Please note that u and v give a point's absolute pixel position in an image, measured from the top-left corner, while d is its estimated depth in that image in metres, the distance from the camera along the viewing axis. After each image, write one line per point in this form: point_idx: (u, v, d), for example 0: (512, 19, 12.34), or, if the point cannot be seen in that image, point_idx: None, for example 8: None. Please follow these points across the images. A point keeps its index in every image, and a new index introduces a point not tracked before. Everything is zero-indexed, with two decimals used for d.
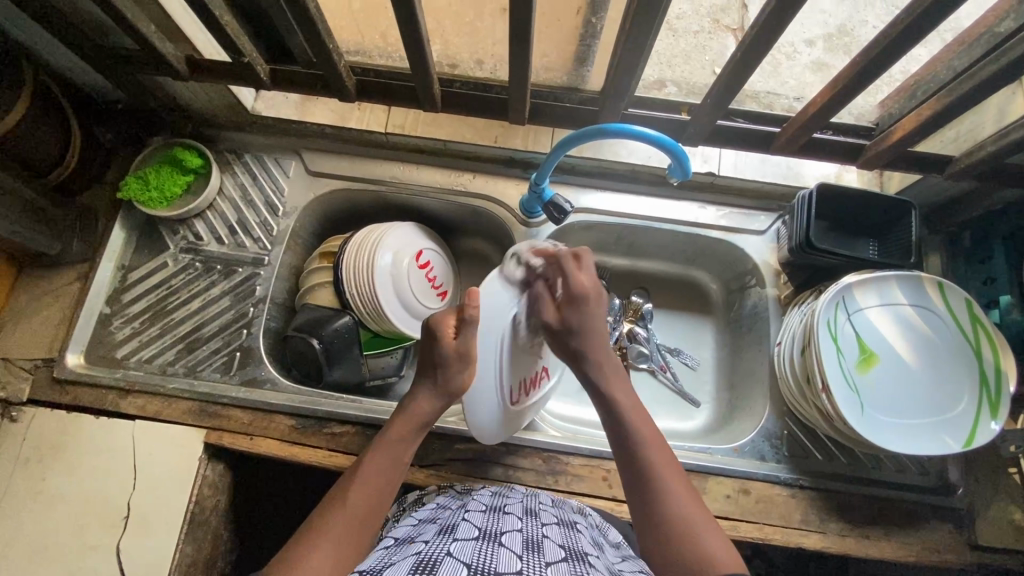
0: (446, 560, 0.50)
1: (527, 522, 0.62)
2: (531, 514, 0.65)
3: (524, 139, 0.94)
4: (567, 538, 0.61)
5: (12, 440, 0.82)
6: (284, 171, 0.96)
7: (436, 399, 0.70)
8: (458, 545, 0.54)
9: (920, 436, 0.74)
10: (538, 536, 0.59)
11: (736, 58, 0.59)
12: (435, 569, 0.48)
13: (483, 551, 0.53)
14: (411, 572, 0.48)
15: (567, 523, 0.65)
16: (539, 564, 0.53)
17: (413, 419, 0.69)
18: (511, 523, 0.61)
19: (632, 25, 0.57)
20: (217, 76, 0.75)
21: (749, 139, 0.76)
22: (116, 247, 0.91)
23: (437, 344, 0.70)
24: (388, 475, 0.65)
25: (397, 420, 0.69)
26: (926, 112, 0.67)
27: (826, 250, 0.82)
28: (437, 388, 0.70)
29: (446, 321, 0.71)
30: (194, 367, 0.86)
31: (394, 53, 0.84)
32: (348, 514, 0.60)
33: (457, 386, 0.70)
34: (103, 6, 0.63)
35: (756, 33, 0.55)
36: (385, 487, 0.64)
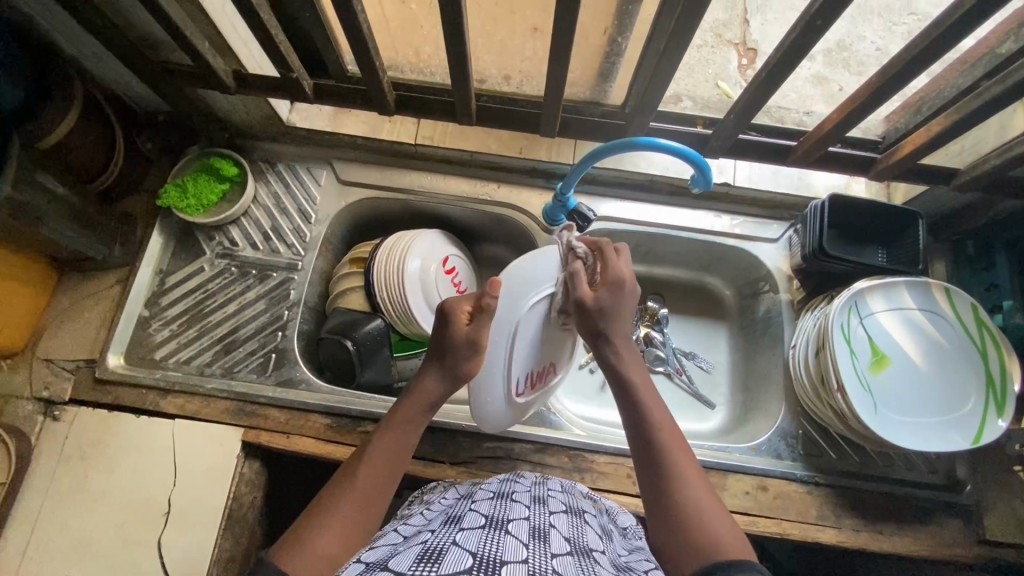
0: (451, 551, 0.52)
1: (535, 511, 0.64)
2: (540, 502, 0.67)
3: (547, 151, 0.98)
4: (574, 530, 0.63)
5: (55, 438, 0.84)
6: (317, 179, 1.00)
7: (443, 381, 0.74)
8: (464, 535, 0.56)
9: (930, 434, 0.78)
10: (544, 526, 0.60)
11: (761, 78, 0.64)
12: (440, 558, 0.51)
13: (488, 541, 0.55)
14: (417, 561, 0.51)
15: (576, 512, 0.68)
16: (544, 553, 0.54)
17: (422, 402, 0.74)
18: (519, 512, 0.63)
19: (666, 45, 0.62)
20: (261, 89, 0.79)
21: (766, 153, 0.80)
22: (154, 252, 0.94)
23: (450, 327, 0.73)
24: (396, 459, 0.70)
25: (405, 402, 0.74)
26: (936, 128, 0.71)
27: (837, 256, 0.86)
28: (448, 372, 0.74)
29: (460, 310, 0.75)
30: (232, 368, 0.89)
31: (426, 67, 0.88)
32: (356, 495, 0.65)
33: (466, 371, 0.74)
34: (165, 23, 0.66)
35: (781, 55, 0.59)
36: (392, 471, 0.69)
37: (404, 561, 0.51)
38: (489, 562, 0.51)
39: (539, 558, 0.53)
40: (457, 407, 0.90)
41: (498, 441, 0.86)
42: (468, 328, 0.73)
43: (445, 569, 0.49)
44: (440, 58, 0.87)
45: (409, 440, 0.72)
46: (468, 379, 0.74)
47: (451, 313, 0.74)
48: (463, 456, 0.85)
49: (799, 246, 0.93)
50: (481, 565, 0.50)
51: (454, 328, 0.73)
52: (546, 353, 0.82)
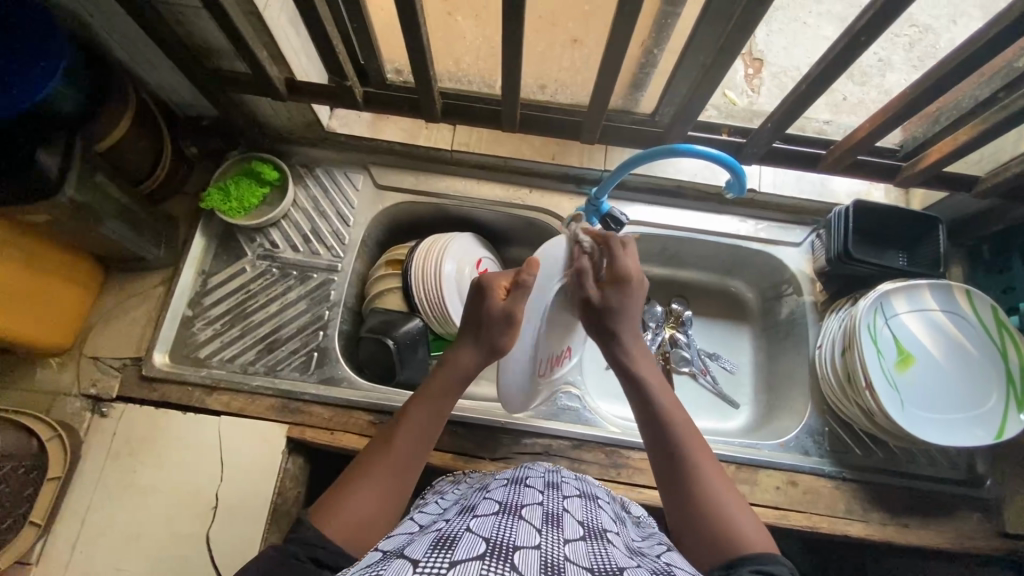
0: (465, 536, 0.51)
1: (549, 497, 0.65)
2: (553, 488, 0.68)
3: (579, 157, 1.01)
4: (588, 514, 0.64)
5: (103, 435, 0.86)
6: (354, 184, 1.02)
7: (479, 355, 0.73)
8: (478, 521, 0.55)
9: (955, 430, 0.82)
10: (557, 511, 0.61)
11: (803, 88, 0.68)
12: (453, 543, 0.49)
13: (502, 527, 0.54)
14: (431, 547, 0.49)
15: (590, 499, 0.69)
16: (557, 539, 0.54)
17: (455, 374, 0.73)
18: (531, 498, 0.63)
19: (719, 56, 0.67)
20: (317, 95, 0.84)
21: (796, 159, 0.86)
22: (197, 253, 0.96)
23: (488, 299, 0.73)
24: (430, 426, 0.70)
25: (439, 374, 0.73)
26: (965, 137, 0.76)
27: (861, 259, 0.90)
28: (483, 346, 0.73)
29: (498, 285, 0.74)
30: (275, 366, 0.92)
31: (464, 76, 0.91)
32: (390, 462, 0.66)
33: (502, 345, 0.72)
34: (230, 34, 0.70)
35: (826, 66, 0.63)
36: (427, 439, 0.69)
37: (418, 547, 0.49)
38: (503, 546, 0.49)
39: (553, 543, 0.52)
40: (494, 405, 0.93)
41: (536, 437, 0.88)
42: (505, 303, 0.72)
43: (458, 555, 0.46)
44: (477, 67, 0.89)
45: (443, 408, 0.71)
46: (504, 353, 0.73)
47: (489, 289, 0.74)
48: (501, 452, 0.88)
49: (823, 250, 0.96)
50: (495, 550, 0.48)
51: (491, 301, 0.73)
52: (564, 339, 0.86)
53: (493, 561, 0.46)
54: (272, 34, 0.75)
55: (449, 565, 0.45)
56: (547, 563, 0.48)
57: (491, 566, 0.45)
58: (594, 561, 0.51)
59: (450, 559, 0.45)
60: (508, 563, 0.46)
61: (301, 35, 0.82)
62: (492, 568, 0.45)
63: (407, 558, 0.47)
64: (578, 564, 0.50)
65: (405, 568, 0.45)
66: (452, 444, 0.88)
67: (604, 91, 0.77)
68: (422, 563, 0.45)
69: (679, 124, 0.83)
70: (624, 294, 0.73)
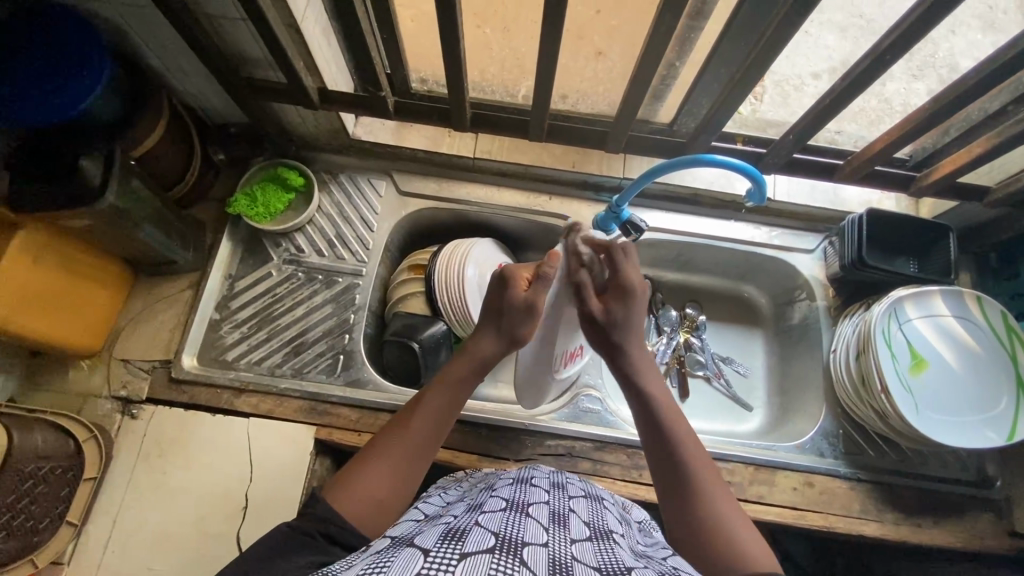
0: (474, 530, 0.52)
1: (555, 496, 0.67)
2: (559, 488, 0.70)
3: (599, 165, 1.03)
4: (594, 514, 0.66)
5: (133, 436, 0.87)
6: (377, 190, 1.04)
7: (498, 343, 0.75)
8: (487, 517, 0.57)
9: (969, 432, 0.84)
10: (564, 511, 0.63)
11: (837, 91, 0.73)
12: (464, 536, 0.51)
13: (511, 523, 0.55)
14: (441, 538, 0.50)
15: (594, 498, 0.71)
16: (564, 538, 0.55)
17: (474, 361, 0.74)
18: (539, 497, 0.65)
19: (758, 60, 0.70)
20: (348, 105, 0.87)
21: (815, 170, 0.93)
22: (224, 257, 0.98)
23: (511, 289, 0.74)
24: (445, 413, 0.71)
25: (458, 359, 0.75)
26: (977, 150, 0.80)
27: (875, 266, 0.92)
28: (502, 336, 0.74)
29: (520, 275, 0.76)
30: (301, 369, 0.94)
31: (488, 86, 0.93)
32: (404, 446, 0.67)
33: (519, 334, 0.74)
34: (272, 44, 0.72)
35: (866, 67, 0.68)
36: (441, 426, 0.70)
37: (428, 538, 0.51)
38: (512, 541, 0.50)
39: (561, 542, 0.54)
40: (517, 408, 0.94)
41: (559, 439, 0.90)
42: (527, 293, 0.74)
43: (468, 548, 0.48)
44: (501, 77, 0.91)
45: (459, 395, 0.73)
46: (521, 343, 0.75)
47: (512, 278, 0.75)
48: (524, 454, 0.89)
49: (835, 257, 0.99)
50: (504, 545, 0.49)
51: (513, 293, 0.74)
52: (576, 338, 0.89)
53: (502, 556, 0.47)
54: (309, 44, 0.77)
55: (460, 557, 0.46)
56: (555, 561, 0.49)
57: (501, 560, 0.47)
58: (600, 560, 0.53)
59: (460, 551, 0.47)
60: (517, 559, 0.47)
61: (333, 45, 0.84)
62: (501, 563, 0.46)
63: (417, 548, 0.49)
64: (585, 563, 0.51)
65: (416, 557, 0.46)
66: (476, 445, 0.90)
67: (632, 102, 0.80)
68: (433, 553, 0.47)
69: (704, 135, 0.87)
70: (626, 306, 0.74)
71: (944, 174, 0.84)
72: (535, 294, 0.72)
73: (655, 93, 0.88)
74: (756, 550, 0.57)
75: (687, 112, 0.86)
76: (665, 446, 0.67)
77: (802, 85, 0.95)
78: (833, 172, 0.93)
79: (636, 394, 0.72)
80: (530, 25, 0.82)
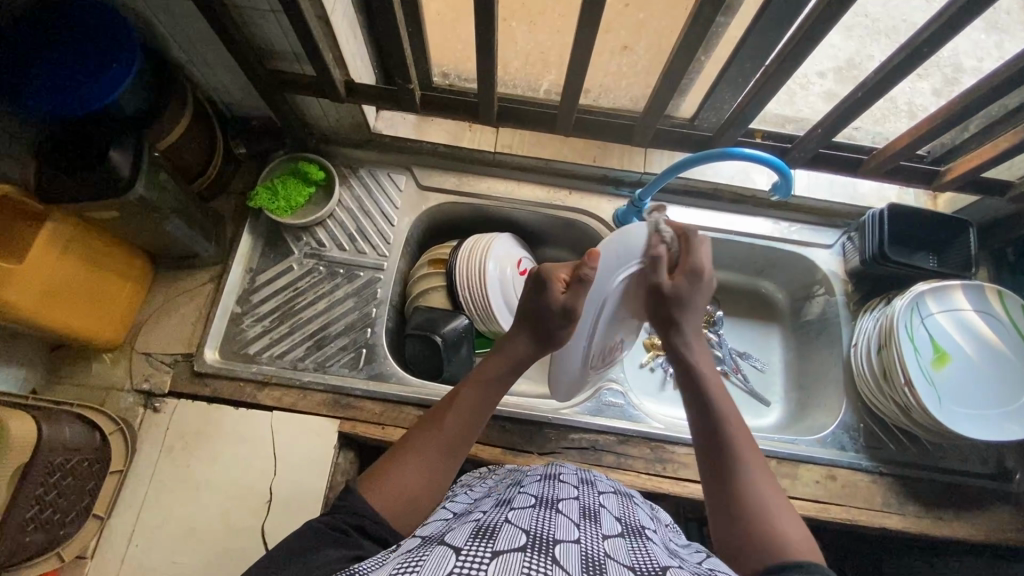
0: (505, 528, 0.52)
1: (584, 492, 0.67)
2: (588, 483, 0.70)
3: (619, 159, 1.04)
4: (624, 510, 0.66)
5: (156, 429, 0.87)
6: (397, 184, 1.04)
7: (532, 344, 0.75)
8: (516, 513, 0.57)
9: (992, 425, 0.85)
10: (594, 506, 0.63)
11: (870, 85, 0.74)
12: (494, 535, 0.51)
13: (542, 520, 0.55)
14: (472, 536, 0.51)
15: (624, 495, 0.72)
16: (596, 535, 0.55)
17: (510, 362, 0.74)
18: (567, 493, 0.65)
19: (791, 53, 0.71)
20: (375, 99, 0.87)
21: (839, 165, 0.94)
22: (245, 251, 0.98)
23: (547, 294, 0.73)
24: (479, 410, 0.71)
25: (493, 358, 0.75)
26: (1002, 146, 0.80)
27: (895, 262, 0.93)
28: (538, 338, 0.75)
29: (558, 275, 0.74)
30: (323, 362, 0.93)
31: (510, 80, 0.92)
32: (438, 441, 0.67)
33: (556, 335, 0.74)
34: (303, 36, 0.72)
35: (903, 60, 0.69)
36: (475, 421, 0.70)
37: (459, 535, 0.51)
38: (543, 539, 0.50)
39: (593, 539, 0.54)
40: (539, 402, 0.94)
41: (582, 432, 0.91)
42: (565, 295, 0.72)
43: (499, 546, 0.48)
44: (524, 71, 0.91)
45: (494, 393, 0.73)
46: (556, 343, 0.75)
47: (550, 279, 0.73)
48: (548, 447, 0.89)
49: (855, 252, 1.00)
50: (536, 542, 0.49)
51: (551, 295, 0.73)
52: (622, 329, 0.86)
53: (534, 554, 0.47)
54: (337, 38, 0.78)
55: (491, 556, 0.46)
56: (587, 560, 0.49)
57: (533, 559, 0.46)
58: (633, 558, 0.53)
59: (492, 550, 0.47)
60: (549, 557, 0.47)
61: (360, 37, 0.84)
62: (534, 561, 0.46)
63: (448, 546, 0.49)
64: (618, 561, 0.51)
65: (448, 556, 0.46)
66: (500, 439, 0.90)
67: (661, 95, 0.80)
68: (464, 552, 0.47)
69: (732, 129, 0.87)
70: (696, 286, 0.72)
71: (967, 170, 0.85)
72: (574, 299, 0.71)
73: (679, 87, 0.88)
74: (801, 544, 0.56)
75: (710, 106, 0.86)
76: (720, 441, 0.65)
77: (809, 83, 0.95)
78: (857, 166, 0.93)
79: (693, 386, 0.71)
80: (558, 18, 0.82)
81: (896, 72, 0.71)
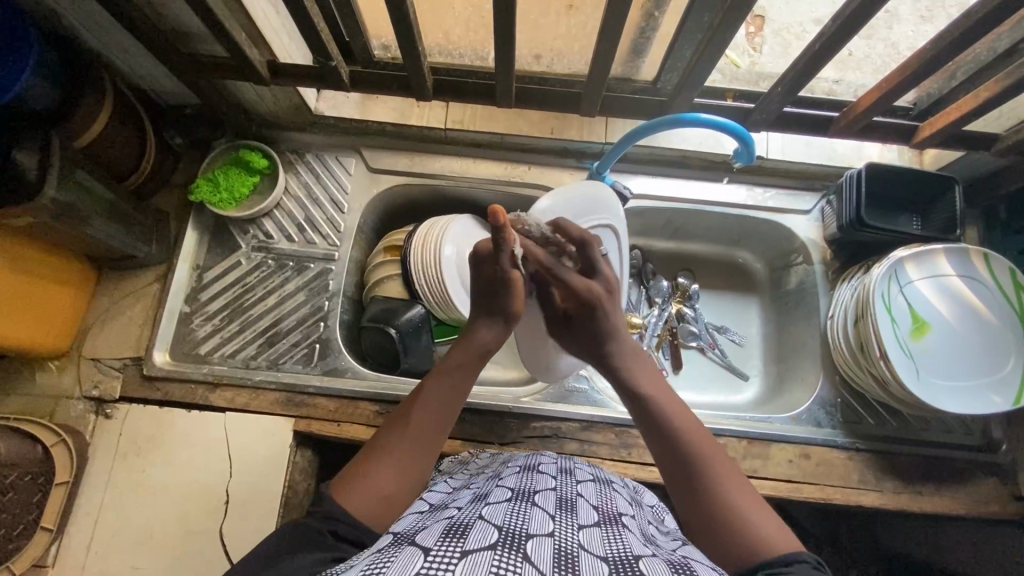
0: (477, 525, 0.48)
1: (562, 482, 0.63)
2: (566, 473, 0.66)
3: (579, 130, 0.97)
4: (602, 497, 0.62)
5: (109, 435, 0.85)
6: (346, 168, 0.99)
7: (495, 329, 0.72)
8: (490, 509, 0.53)
9: (972, 397, 0.81)
10: (571, 497, 0.59)
11: (831, 32, 0.67)
12: (466, 533, 0.46)
13: (515, 515, 0.51)
14: (443, 535, 0.46)
15: (604, 481, 0.68)
16: (572, 525, 0.52)
17: (476, 346, 0.70)
18: (545, 484, 0.61)
19: (734, 4, 0.63)
20: (302, 78, 0.81)
21: (809, 124, 0.86)
22: (190, 247, 0.94)
23: (484, 268, 0.71)
24: (450, 401, 0.66)
25: (456, 347, 0.70)
26: (984, 94, 0.73)
27: (874, 227, 0.87)
28: (496, 315, 0.72)
29: (483, 246, 0.72)
30: (277, 360, 0.91)
31: (454, 50, 0.85)
32: (412, 437, 0.62)
33: (514, 309, 0.72)
34: (204, 15, 0.67)
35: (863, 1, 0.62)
36: (446, 413, 0.65)
37: (430, 534, 0.47)
38: (516, 534, 0.47)
39: (567, 530, 0.50)
40: (502, 391, 0.91)
41: (545, 420, 0.88)
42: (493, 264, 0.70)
43: (469, 545, 0.44)
44: (468, 39, 0.84)
45: (459, 384, 0.68)
46: (519, 316, 0.72)
47: (476, 252, 0.72)
48: (510, 437, 0.87)
49: (833, 217, 0.93)
50: (507, 539, 0.45)
51: (487, 267, 0.71)
52: None
53: (505, 551, 0.43)
54: (250, 13, 0.72)
55: (460, 555, 0.42)
56: (560, 554, 0.46)
57: (504, 555, 0.43)
58: (608, 548, 0.49)
59: (461, 549, 0.43)
60: (520, 553, 0.44)
61: (280, 12, 0.78)
62: (504, 559, 0.42)
63: (418, 546, 0.44)
64: (592, 552, 0.48)
65: (416, 557, 0.42)
66: (460, 431, 0.87)
67: (604, 58, 0.73)
68: (433, 551, 0.43)
69: (686, 91, 0.80)
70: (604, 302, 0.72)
71: (948, 122, 0.78)
72: (502, 267, 0.69)
73: (634, 47, 0.81)
74: (783, 543, 0.53)
75: (667, 68, 0.78)
76: (677, 446, 0.61)
77: (804, 33, 0.88)
78: (829, 126, 0.86)
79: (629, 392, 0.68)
80: None
81: (863, 13, 0.64)
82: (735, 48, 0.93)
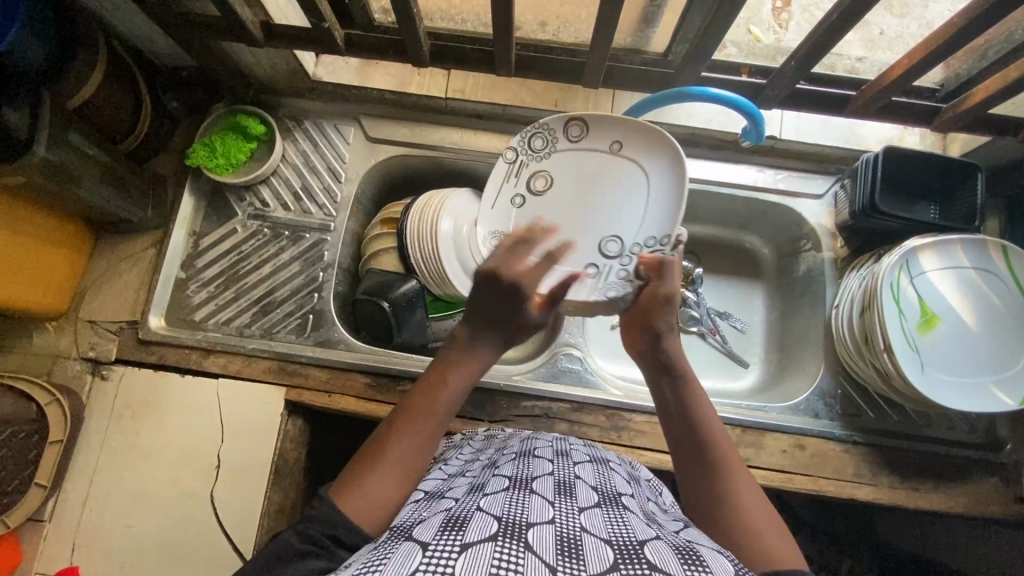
0: (475, 516, 0.46)
1: (559, 465, 0.62)
2: (563, 455, 0.66)
3: (584, 103, 0.94)
4: (601, 478, 0.61)
5: (105, 397, 0.86)
6: (344, 137, 0.97)
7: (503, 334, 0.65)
8: (488, 499, 0.51)
9: (975, 394, 0.78)
10: (569, 479, 0.58)
11: (846, 6, 0.63)
12: (465, 525, 0.45)
13: (513, 504, 0.49)
14: (440, 530, 0.44)
15: (601, 461, 0.67)
16: (572, 509, 0.50)
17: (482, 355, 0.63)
18: (543, 469, 0.60)
19: None
20: (296, 42, 0.78)
21: (823, 102, 0.82)
22: (186, 213, 0.94)
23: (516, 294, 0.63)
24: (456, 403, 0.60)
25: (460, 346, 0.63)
26: (1013, 75, 0.69)
27: (889, 213, 0.83)
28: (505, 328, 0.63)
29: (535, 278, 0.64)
30: (270, 329, 0.91)
31: (457, 15, 0.82)
32: (414, 443, 0.57)
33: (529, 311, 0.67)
34: None
35: None
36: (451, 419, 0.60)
37: (426, 528, 0.45)
38: (516, 524, 0.45)
39: (568, 515, 0.48)
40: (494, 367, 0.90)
41: (536, 400, 0.87)
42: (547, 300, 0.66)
43: (468, 537, 0.42)
44: (471, 4, 0.81)
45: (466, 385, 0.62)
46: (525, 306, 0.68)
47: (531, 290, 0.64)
48: (500, 415, 0.86)
49: (846, 203, 0.89)
50: (508, 529, 0.44)
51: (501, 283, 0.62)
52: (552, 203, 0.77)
53: (506, 542, 0.41)
54: None
55: (460, 549, 0.40)
56: (563, 541, 0.44)
57: (505, 547, 0.41)
58: (612, 531, 0.47)
59: (461, 542, 0.41)
60: (521, 543, 0.42)
61: None
62: (505, 551, 0.40)
63: (415, 541, 0.42)
64: (595, 535, 0.46)
65: (413, 553, 0.40)
66: None
67: (606, 26, 0.69)
68: (432, 547, 0.41)
69: (691, 65, 0.76)
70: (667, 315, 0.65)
71: (973, 106, 0.73)
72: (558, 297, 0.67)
73: (645, 15, 0.77)
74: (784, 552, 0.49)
75: (676, 38, 0.74)
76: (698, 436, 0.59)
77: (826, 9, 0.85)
78: (845, 104, 0.82)
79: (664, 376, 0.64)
80: None
81: None
82: (759, 23, 0.88)
